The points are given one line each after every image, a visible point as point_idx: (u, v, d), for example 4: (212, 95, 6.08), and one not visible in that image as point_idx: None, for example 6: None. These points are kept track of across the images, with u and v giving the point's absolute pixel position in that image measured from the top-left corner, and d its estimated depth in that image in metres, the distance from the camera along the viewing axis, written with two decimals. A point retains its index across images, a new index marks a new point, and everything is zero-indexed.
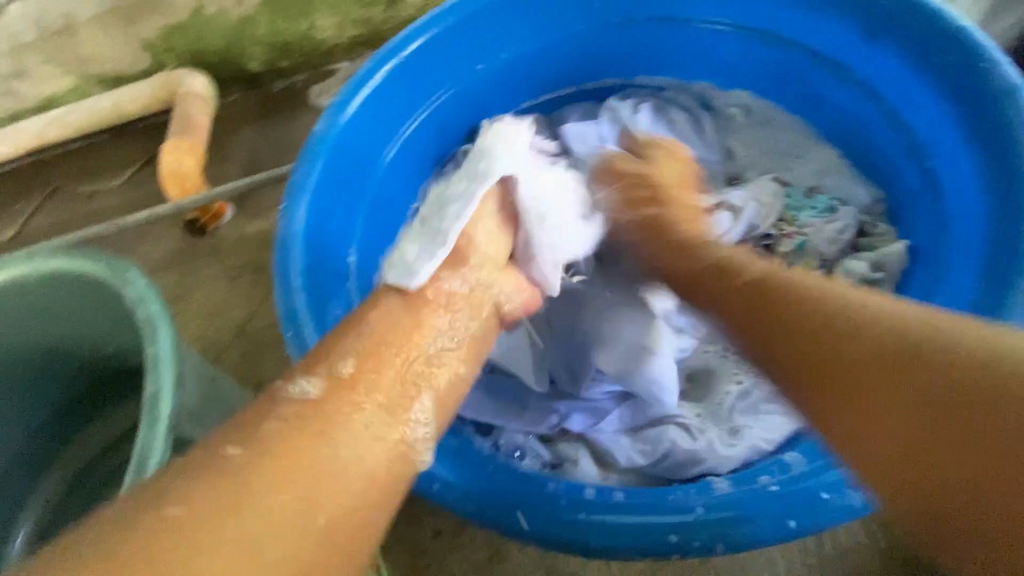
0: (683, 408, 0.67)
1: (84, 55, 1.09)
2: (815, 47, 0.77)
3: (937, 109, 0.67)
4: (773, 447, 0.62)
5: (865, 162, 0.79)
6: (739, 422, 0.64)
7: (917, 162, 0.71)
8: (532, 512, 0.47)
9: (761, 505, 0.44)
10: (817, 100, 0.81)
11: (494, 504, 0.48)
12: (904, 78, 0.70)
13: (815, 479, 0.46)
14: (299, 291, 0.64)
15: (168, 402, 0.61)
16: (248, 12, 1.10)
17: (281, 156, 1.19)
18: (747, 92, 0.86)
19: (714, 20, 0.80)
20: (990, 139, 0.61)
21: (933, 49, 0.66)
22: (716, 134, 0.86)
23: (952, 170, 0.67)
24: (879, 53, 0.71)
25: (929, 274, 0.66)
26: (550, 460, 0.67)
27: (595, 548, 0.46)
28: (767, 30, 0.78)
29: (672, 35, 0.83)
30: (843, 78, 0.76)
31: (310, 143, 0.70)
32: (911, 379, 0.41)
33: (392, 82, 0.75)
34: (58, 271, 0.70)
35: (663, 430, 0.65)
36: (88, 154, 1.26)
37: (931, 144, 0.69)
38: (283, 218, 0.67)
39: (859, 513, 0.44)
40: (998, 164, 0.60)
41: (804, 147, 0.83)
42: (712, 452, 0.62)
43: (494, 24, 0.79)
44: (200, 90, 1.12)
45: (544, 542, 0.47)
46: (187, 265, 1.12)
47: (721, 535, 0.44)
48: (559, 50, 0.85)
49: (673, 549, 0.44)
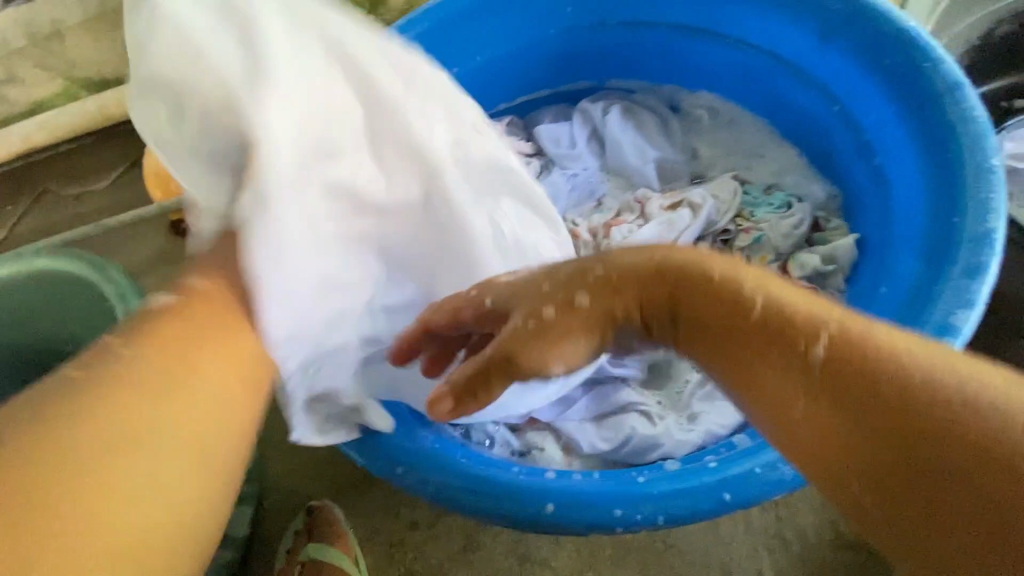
0: (644, 396, 0.70)
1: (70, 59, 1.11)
2: (773, 49, 0.80)
3: (883, 107, 0.71)
4: (727, 431, 0.64)
5: (822, 160, 0.82)
6: (696, 409, 0.68)
7: (867, 159, 0.75)
8: (487, 492, 0.50)
9: (701, 480, 0.47)
10: (777, 100, 0.84)
11: (453, 485, 0.51)
12: (855, 78, 0.74)
13: (754, 457, 0.48)
14: None
15: None
16: None
17: None
18: (712, 93, 0.89)
19: (678, 23, 0.83)
20: (930, 135, 0.65)
21: (880, 50, 0.70)
22: (682, 134, 0.89)
23: (897, 166, 0.70)
24: (832, 55, 0.75)
25: (875, 265, 0.69)
26: (519, 448, 0.70)
27: (546, 523, 0.48)
28: (729, 33, 0.82)
29: (639, 38, 0.86)
30: (800, 78, 0.80)
31: None
32: (878, 414, 0.33)
33: None
34: (46, 270, 0.77)
35: (624, 418, 0.68)
36: (75, 157, 1.28)
37: (878, 141, 0.73)
38: None
39: (792, 487, 0.46)
40: (937, 159, 0.63)
41: (766, 147, 0.86)
42: (670, 436, 0.65)
43: (467, 28, 0.81)
44: None
45: (497, 518, 0.49)
46: (171, 266, 1.16)
47: (663, 508, 0.46)
48: (531, 53, 0.87)
49: (617, 523, 0.47)
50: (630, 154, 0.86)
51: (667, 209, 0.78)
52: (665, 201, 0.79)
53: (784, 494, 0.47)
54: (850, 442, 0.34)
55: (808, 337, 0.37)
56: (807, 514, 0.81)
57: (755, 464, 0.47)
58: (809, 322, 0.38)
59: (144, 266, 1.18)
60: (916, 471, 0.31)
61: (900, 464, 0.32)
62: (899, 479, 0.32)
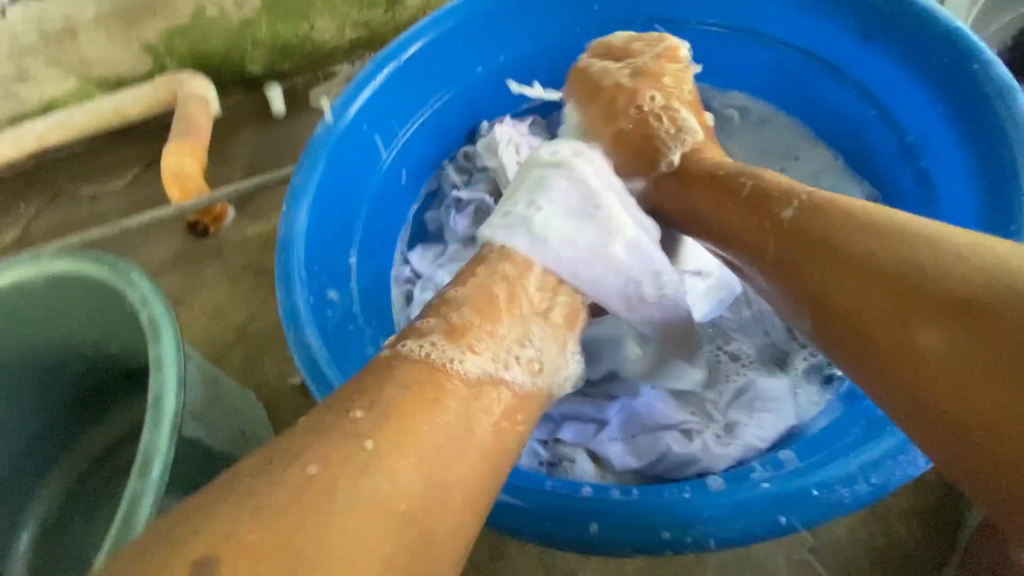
0: (682, 411, 0.68)
1: (87, 58, 1.10)
2: (808, 48, 0.78)
3: (928, 108, 0.68)
4: (766, 445, 0.63)
5: (860, 163, 0.80)
6: (733, 420, 0.66)
7: (912, 162, 0.72)
8: (531, 507, 0.48)
9: (754, 500, 0.45)
10: (812, 99, 0.81)
11: (493, 504, 0.49)
12: (897, 78, 0.71)
13: (811, 477, 0.46)
14: (299, 291, 0.64)
15: (172, 397, 0.64)
16: (249, 14, 1.11)
17: (280, 157, 1.21)
18: (742, 93, 0.86)
19: (710, 22, 0.81)
20: (981, 138, 0.62)
21: (926, 49, 0.67)
22: (713, 135, 0.86)
23: (945, 169, 0.67)
24: (873, 53, 0.72)
25: None
26: (548, 459, 0.68)
27: (590, 545, 0.46)
28: (762, 31, 0.79)
29: (668, 38, 0.84)
30: (838, 79, 0.77)
31: (311, 147, 0.72)
32: (873, 282, 0.45)
33: (393, 84, 0.77)
34: (65, 272, 0.76)
35: (659, 436, 0.66)
36: (90, 156, 1.28)
37: (922, 143, 0.70)
38: (283, 220, 0.68)
39: (849, 508, 0.45)
40: (989, 163, 0.61)
41: (801, 149, 0.83)
42: (708, 451, 0.63)
43: (488, 28, 0.80)
44: (202, 92, 1.13)
45: (541, 539, 0.48)
46: (190, 266, 1.16)
47: (716, 530, 0.45)
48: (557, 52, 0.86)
49: (666, 546, 0.45)
50: None
51: None
52: None
53: (840, 517, 0.45)
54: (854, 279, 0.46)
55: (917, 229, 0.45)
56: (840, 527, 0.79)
57: (812, 486, 0.45)
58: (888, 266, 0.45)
59: (161, 266, 1.17)
60: (918, 355, 0.42)
61: (934, 338, 0.41)
62: (901, 352, 0.43)
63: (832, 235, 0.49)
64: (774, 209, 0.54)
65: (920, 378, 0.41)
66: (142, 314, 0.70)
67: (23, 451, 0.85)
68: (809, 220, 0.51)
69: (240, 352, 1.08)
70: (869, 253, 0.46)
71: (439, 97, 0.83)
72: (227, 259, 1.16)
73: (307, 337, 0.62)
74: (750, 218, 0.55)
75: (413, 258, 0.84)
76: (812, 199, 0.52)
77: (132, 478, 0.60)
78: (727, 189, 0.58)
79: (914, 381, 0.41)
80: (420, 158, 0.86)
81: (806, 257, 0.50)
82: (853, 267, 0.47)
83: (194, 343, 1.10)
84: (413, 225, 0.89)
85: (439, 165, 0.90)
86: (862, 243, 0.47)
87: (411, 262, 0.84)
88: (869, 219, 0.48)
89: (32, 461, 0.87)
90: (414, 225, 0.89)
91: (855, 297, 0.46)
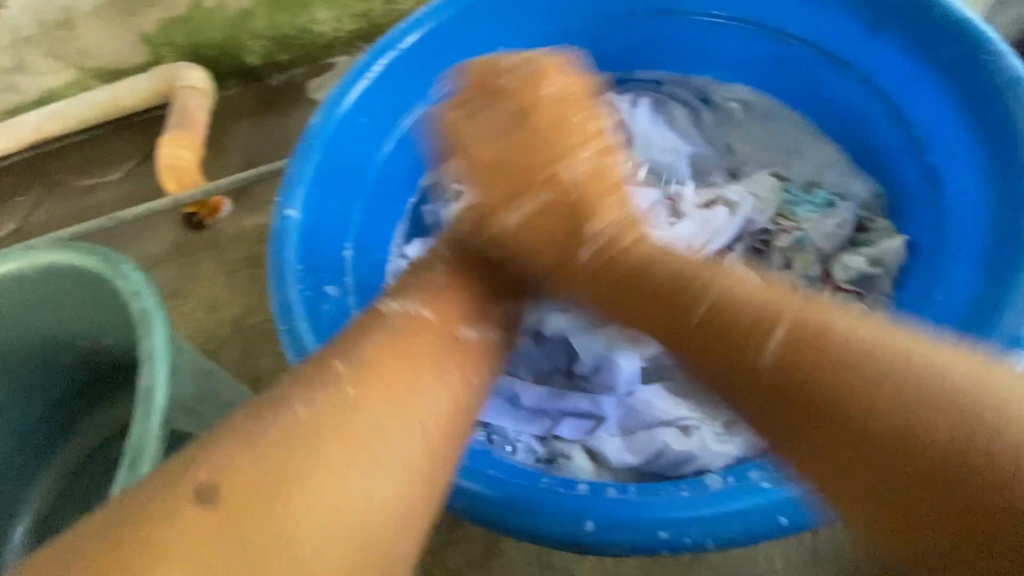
0: (681, 408, 0.66)
1: (82, 47, 1.09)
2: (815, 40, 0.76)
3: (937, 103, 0.67)
4: (766, 443, 0.62)
5: (865, 157, 0.78)
6: (732, 416, 0.64)
7: (918, 158, 0.71)
8: (524, 505, 0.47)
9: (752, 502, 0.44)
10: (818, 93, 0.80)
11: (488, 503, 0.48)
12: (905, 71, 0.69)
13: (811, 478, 0.45)
14: (292, 285, 0.64)
15: (163, 390, 0.64)
16: (245, 5, 1.10)
17: (277, 150, 1.20)
18: (745, 86, 0.85)
19: (713, 13, 0.79)
20: (992, 134, 0.61)
21: (935, 41, 0.65)
22: (715, 129, 0.85)
23: (953, 165, 0.66)
24: (880, 45, 0.70)
25: (930, 270, 0.66)
26: (544, 455, 0.67)
27: (586, 545, 0.45)
28: (767, 23, 0.78)
29: (670, 29, 0.82)
30: (845, 72, 0.76)
31: (306, 138, 0.71)
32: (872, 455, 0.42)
33: (389, 74, 0.76)
34: (56, 264, 0.75)
35: (655, 431, 0.65)
36: (87, 147, 1.27)
37: (929, 138, 0.69)
38: (277, 211, 0.67)
39: (851, 510, 0.44)
40: (998, 158, 0.60)
41: (803, 143, 0.82)
42: (706, 449, 0.62)
43: (488, 19, 0.79)
44: (198, 83, 1.12)
45: (535, 538, 0.47)
46: (186, 259, 1.15)
47: (712, 531, 0.44)
48: (558, 43, 0.84)
49: (663, 547, 0.44)
50: (659, 150, 0.82)
51: (702, 207, 0.74)
52: (699, 200, 0.75)
53: (840, 517, 0.44)
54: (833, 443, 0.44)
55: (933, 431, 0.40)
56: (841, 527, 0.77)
57: (813, 487, 0.44)
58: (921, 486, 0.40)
59: (156, 259, 1.16)
60: (894, 471, 0.41)
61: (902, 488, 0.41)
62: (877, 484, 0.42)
63: (822, 369, 0.45)
64: (759, 340, 0.49)
65: (920, 526, 0.40)
66: (134, 306, 0.69)
67: (15, 444, 0.85)
68: (791, 347, 0.46)
69: (236, 346, 1.08)
70: (884, 442, 0.42)
71: (438, 87, 0.82)
72: (222, 253, 1.15)
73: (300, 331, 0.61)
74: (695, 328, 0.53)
75: (409, 251, 0.83)
76: (799, 328, 0.48)
77: (122, 472, 0.60)
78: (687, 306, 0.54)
79: (908, 526, 0.41)
80: (418, 149, 0.86)
81: (785, 407, 0.46)
82: (843, 451, 0.43)
83: (190, 336, 1.10)
84: (410, 217, 0.88)
85: None
86: (839, 393, 0.44)
87: (408, 255, 0.83)
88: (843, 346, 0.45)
89: (24, 454, 0.87)
90: (411, 218, 0.88)
91: (838, 403, 0.44)
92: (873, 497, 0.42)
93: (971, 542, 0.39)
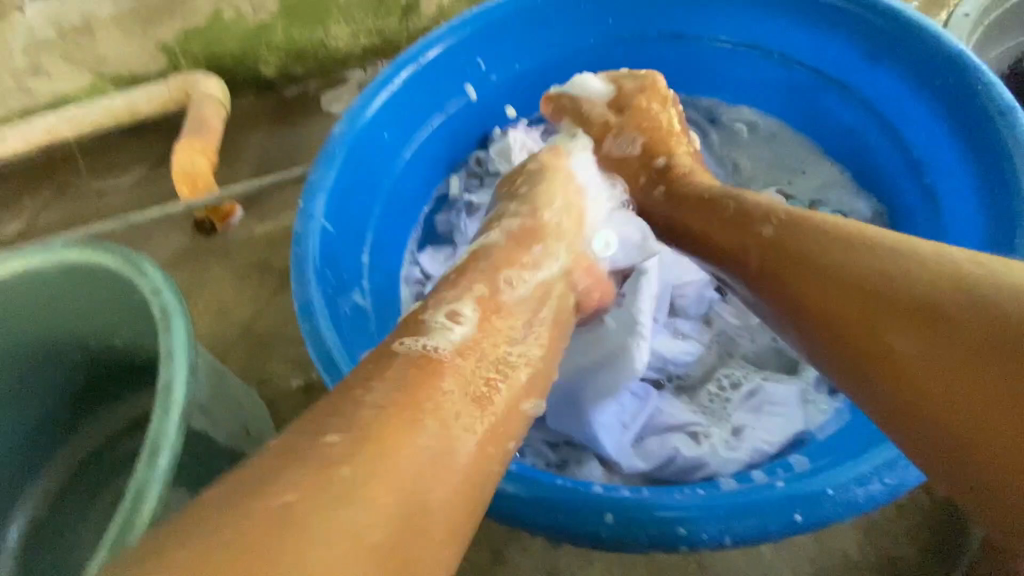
0: (691, 413, 0.69)
1: (101, 54, 1.12)
2: (817, 66, 0.80)
3: (935, 126, 0.70)
4: (775, 449, 0.63)
5: (866, 178, 0.81)
6: (741, 422, 0.66)
7: (917, 179, 0.74)
8: (541, 500, 0.48)
9: (769, 499, 0.44)
10: (822, 116, 0.83)
11: (510, 496, 0.48)
12: (903, 97, 0.73)
13: (825, 477, 0.45)
14: (313, 283, 0.65)
15: (181, 388, 0.64)
16: (265, 18, 1.13)
17: (288, 159, 1.22)
18: (751, 109, 0.88)
19: (720, 38, 0.83)
20: (987, 155, 0.63)
21: (930, 68, 0.69)
22: (722, 148, 0.88)
23: (951, 190, 0.69)
24: (881, 73, 0.74)
25: None
26: (555, 461, 0.69)
27: (606, 541, 0.46)
28: (771, 49, 0.81)
29: (681, 52, 0.86)
30: (846, 98, 0.79)
31: (328, 143, 0.73)
32: (941, 354, 0.42)
33: (408, 88, 0.78)
34: (75, 260, 0.75)
35: (666, 438, 0.66)
36: (99, 151, 1.28)
37: (927, 161, 0.72)
38: (300, 213, 0.69)
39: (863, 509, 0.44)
40: (997, 173, 0.62)
41: (806, 162, 0.85)
42: (716, 455, 0.63)
43: (505, 38, 0.82)
44: (214, 92, 1.15)
45: (555, 533, 0.47)
46: (196, 263, 1.16)
47: (730, 528, 0.44)
48: (572, 63, 0.88)
49: (682, 543, 0.44)
50: None
51: None
52: None
53: (852, 517, 0.45)
54: (843, 325, 0.47)
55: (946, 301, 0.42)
56: (844, 539, 0.78)
57: (826, 485, 0.45)
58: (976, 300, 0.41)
59: (165, 264, 1.17)
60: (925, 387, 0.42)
61: (910, 371, 0.43)
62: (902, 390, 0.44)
63: (804, 257, 0.52)
64: (756, 224, 0.57)
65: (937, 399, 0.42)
66: (155, 305, 0.70)
67: (19, 442, 0.85)
68: (790, 232, 0.54)
69: (242, 351, 1.08)
70: (919, 299, 0.44)
71: (455, 102, 0.84)
72: (232, 257, 1.16)
73: (321, 329, 0.62)
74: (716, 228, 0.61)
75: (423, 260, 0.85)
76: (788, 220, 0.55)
77: (138, 468, 0.60)
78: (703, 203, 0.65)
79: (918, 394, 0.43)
80: (433, 161, 0.88)
81: (789, 275, 0.52)
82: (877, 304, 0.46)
83: (199, 339, 1.10)
84: (423, 226, 0.89)
85: (450, 169, 0.91)
86: (829, 288, 0.49)
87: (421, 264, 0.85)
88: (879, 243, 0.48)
89: (21, 453, 0.85)
90: (424, 226, 0.89)
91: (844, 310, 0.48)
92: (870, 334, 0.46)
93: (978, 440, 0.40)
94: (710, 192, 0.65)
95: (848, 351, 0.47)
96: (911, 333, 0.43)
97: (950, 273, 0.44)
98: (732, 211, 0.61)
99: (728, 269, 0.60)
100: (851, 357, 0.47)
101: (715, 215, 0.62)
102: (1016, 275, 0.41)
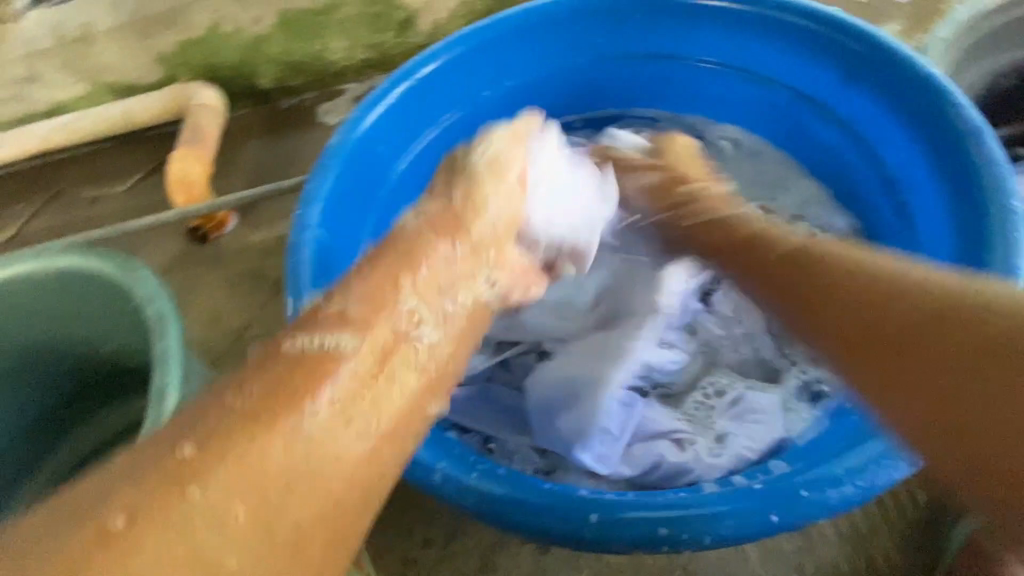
0: (677, 422, 0.70)
1: (99, 64, 1.13)
2: (798, 87, 0.83)
3: (908, 147, 0.73)
4: (756, 456, 0.64)
5: (844, 194, 0.84)
6: (724, 429, 0.68)
7: (891, 195, 0.77)
8: (526, 502, 0.49)
9: (746, 500, 0.46)
10: (803, 135, 0.86)
11: (496, 496, 0.49)
12: (879, 118, 0.76)
13: (799, 480, 0.47)
14: (307, 291, 0.67)
15: (173, 394, 0.65)
16: (263, 31, 1.15)
17: (283, 168, 1.23)
18: (735, 126, 0.91)
19: (705, 59, 0.86)
20: (958, 176, 0.66)
21: (904, 92, 0.72)
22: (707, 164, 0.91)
23: (924, 204, 0.72)
24: (858, 95, 0.77)
25: None
26: (543, 466, 0.70)
27: (590, 541, 0.47)
28: (754, 70, 0.85)
29: (668, 72, 0.89)
30: (826, 118, 0.82)
31: (325, 155, 0.75)
32: (936, 375, 0.45)
33: (404, 102, 0.81)
34: (71, 268, 0.75)
35: (651, 444, 0.68)
36: (94, 160, 1.29)
37: (901, 179, 0.75)
38: (295, 223, 0.71)
39: (833, 509, 0.46)
40: (965, 192, 0.65)
41: (789, 178, 0.88)
42: (699, 461, 0.65)
43: (499, 55, 0.85)
44: (211, 102, 1.16)
45: (539, 533, 0.48)
46: (189, 270, 1.17)
47: (711, 527, 0.45)
48: (563, 80, 0.90)
49: (663, 542, 0.46)
50: None
51: None
52: None
53: (824, 518, 0.46)
54: (880, 370, 0.49)
55: (963, 321, 0.45)
56: (826, 543, 0.80)
57: (800, 487, 0.46)
58: (1003, 330, 0.43)
59: (158, 271, 1.18)
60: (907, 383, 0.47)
61: (896, 374, 0.48)
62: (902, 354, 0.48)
63: (836, 294, 0.54)
64: (769, 245, 0.62)
65: (938, 391, 0.45)
66: (150, 311, 0.71)
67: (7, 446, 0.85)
68: (806, 266, 0.58)
69: (234, 358, 1.09)
70: (926, 318, 0.47)
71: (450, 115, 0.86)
72: (225, 265, 1.17)
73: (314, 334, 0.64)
74: (789, 287, 0.57)
75: None
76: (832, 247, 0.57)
77: None
78: (749, 241, 0.64)
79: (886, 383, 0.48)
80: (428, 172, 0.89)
81: (829, 310, 0.54)
82: (895, 345, 0.48)
83: (190, 346, 1.11)
84: (415, 234, 0.89)
85: None
86: (860, 300, 0.52)
87: None
88: (879, 270, 0.53)
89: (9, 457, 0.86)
90: (417, 234, 0.89)
91: (838, 322, 0.53)
92: (889, 339, 0.49)
93: (967, 437, 0.43)
94: (704, 205, 0.70)
95: (818, 314, 0.55)
96: (913, 302, 0.49)
97: (923, 296, 0.49)
98: (779, 250, 0.61)
99: (775, 304, 0.62)
100: (874, 370, 0.50)
101: (763, 261, 0.62)
102: (1000, 293, 0.46)
